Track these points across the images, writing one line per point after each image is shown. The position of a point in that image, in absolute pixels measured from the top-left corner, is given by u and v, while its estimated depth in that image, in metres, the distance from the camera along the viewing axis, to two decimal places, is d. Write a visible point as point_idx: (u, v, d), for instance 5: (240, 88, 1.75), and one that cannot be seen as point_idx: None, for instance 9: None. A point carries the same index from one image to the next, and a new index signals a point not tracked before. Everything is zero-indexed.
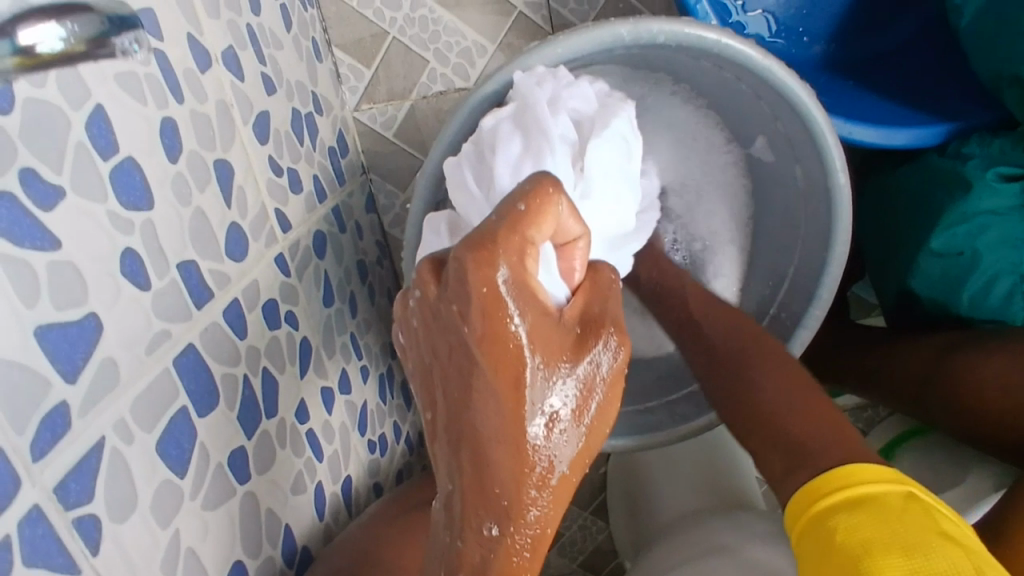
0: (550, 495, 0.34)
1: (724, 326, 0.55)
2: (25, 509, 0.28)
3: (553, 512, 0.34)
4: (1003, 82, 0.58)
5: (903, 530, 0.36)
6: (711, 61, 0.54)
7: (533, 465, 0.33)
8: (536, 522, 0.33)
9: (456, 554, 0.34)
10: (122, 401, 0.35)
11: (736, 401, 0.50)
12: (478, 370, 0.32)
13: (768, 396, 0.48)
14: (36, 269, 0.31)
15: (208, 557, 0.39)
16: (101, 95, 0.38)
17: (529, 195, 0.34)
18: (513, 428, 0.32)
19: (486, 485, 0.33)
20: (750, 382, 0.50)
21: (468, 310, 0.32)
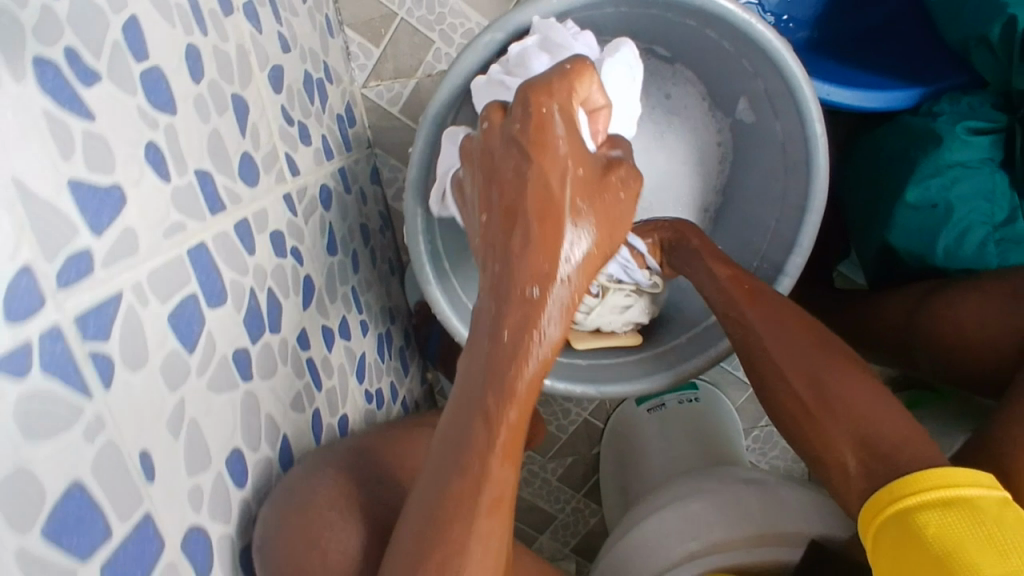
0: (581, 273, 0.41)
1: (766, 303, 0.58)
2: (48, 324, 0.30)
3: (580, 291, 0.41)
4: (971, 44, 0.59)
5: (998, 535, 0.40)
6: (696, 18, 0.59)
7: (570, 245, 0.40)
8: (569, 294, 0.40)
9: (498, 321, 0.40)
10: (140, 268, 0.38)
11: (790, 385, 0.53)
12: (528, 161, 0.40)
13: (833, 386, 0.51)
14: (73, 131, 0.34)
15: (209, 434, 0.41)
16: (136, 7, 0.42)
17: (575, 60, 0.44)
18: (553, 207, 0.40)
19: (525, 255, 0.40)
20: (803, 361, 0.53)
21: (526, 125, 0.41)
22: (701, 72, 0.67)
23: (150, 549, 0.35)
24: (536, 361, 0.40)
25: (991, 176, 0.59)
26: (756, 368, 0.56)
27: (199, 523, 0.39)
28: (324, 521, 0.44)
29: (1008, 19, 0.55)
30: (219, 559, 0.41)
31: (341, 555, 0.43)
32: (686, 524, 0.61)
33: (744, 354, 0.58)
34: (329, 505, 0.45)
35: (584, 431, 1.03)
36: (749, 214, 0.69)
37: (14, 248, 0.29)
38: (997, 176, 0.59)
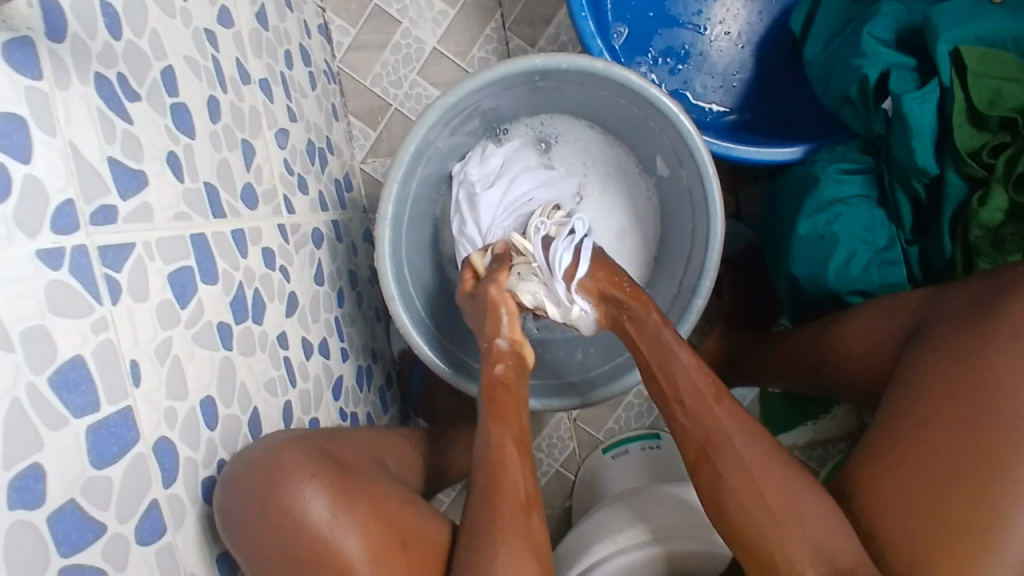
0: (506, 310, 0.71)
1: (730, 405, 0.61)
2: (78, 243, 0.42)
3: (510, 315, 0.72)
4: (839, 103, 0.74)
5: None
6: (612, 88, 0.74)
7: (499, 301, 0.72)
8: (507, 320, 0.71)
9: (491, 357, 0.71)
10: (152, 233, 0.50)
11: (754, 481, 0.56)
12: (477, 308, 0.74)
13: (804, 498, 0.55)
14: (115, 127, 0.48)
15: (190, 374, 0.51)
16: (173, 61, 0.57)
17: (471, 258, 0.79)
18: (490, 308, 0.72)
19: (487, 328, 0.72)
20: (769, 462, 0.57)
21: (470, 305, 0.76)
22: (625, 135, 0.83)
23: (127, 436, 0.43)
24: (501, 369, 0.70)
25: (868, 212, 0.72)
26: (713, 456, 0.59)
27: (169, 438, 0.48)
28: (281, 471, 0.53)
29: (860, 82, 0.70)
30: (182, 476, 0.49)
31: (295, 495, 0.53)
32: (627, 511, 0.69)
33: (694, 442, 0.60)
34: (293, 459, 0.55)
35: (556, 483, 1.05)
36: (675, 252, 0.81)
37: (64, 185, 0.42)
38: (873, 212, 0.72)
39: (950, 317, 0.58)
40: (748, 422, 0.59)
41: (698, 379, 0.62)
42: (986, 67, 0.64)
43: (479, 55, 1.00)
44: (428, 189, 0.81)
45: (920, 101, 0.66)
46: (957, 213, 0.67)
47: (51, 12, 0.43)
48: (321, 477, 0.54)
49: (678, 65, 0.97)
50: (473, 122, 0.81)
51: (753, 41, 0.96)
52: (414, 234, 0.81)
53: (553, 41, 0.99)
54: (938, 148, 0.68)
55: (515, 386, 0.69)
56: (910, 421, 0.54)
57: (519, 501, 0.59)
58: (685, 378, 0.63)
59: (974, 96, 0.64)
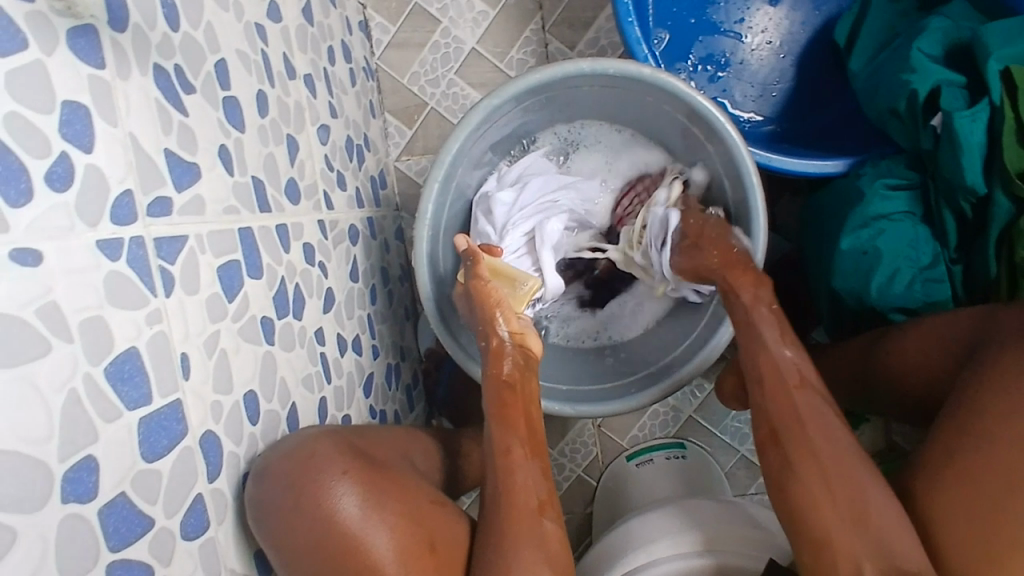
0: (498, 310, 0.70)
1: (811, 394, 0.61)
2: (134, 233, 0.42)
3: (504, 316, 0.70)
4: (886, 117, 0.73)
5: None
6: (656, 95, 0.74)
7: (488, 296, 0.71)
8: (504, 320, 0.70)
9: (493, 356, 0.69)
10: (203, 225, 0.50)
11: (819, 475, 0.56)
12: (472, 310, 0.72)
13: (872, 496, 0.54)
14: (173, 118, 0.48)
15: (235, 367, 0.51)
16: (226, 55, 0.58)
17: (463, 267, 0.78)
18: (486, 306, 0.71)
19: (486, 326, 0.70)
20: (842, 454, 0.57)
21: (468, 309, 0.73)
22: (664, 140, 0.83)
23: (175, 429, 0.43)
24: (501, 364, 0.68)
25: (912, 228, 0.70)
26: (785, 439, 0.59)
27: (214, 431, 0.48)
28: (316, 465, 0.53)
29: (908, 98, 0.69)
30: (226, 469, 0.49)
31: (328, 493, 0.52)
32: (655, 525, 0.68)
33: (765, 431, 0.61)
34: (326, 455, 0.55)
35: (578, 489, 1.05)
36: None
37: (124, 176, 0.42)
38: (918, 229, 0.70)
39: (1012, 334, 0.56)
40: (826, 412, 0.60)
41: (786, 364, 0.63)
42: None
43: (517, 56, 0.99)
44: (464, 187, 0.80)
45: (971, 117, 0.64)
46: (1004, 234, 0.65)
47: (113, 3, 0.43)
48: (352, 474, 0.54)
49: (717, 73, 0.96)
50: (507, 128, 0.80)
51: (794, 51, 0.95)
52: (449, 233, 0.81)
53: (592, 45, 0.99)
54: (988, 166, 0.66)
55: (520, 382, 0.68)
56: (973, 433, 0.53)
57: (527, 507, 0.59)
58: (767, 365, 0.63)
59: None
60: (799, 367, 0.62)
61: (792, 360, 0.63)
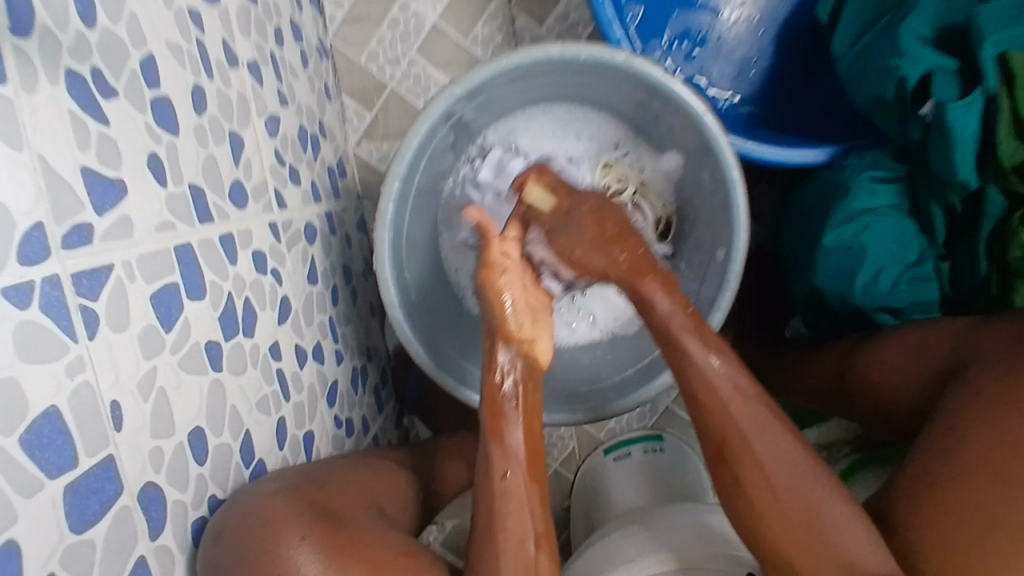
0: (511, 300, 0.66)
1: (748, 399, 0.58)
2: (50, 271, 0.36)
3: (513, 312, 0.66)
4: (873, 104, 0.70)
5: None
6: (631, 81, 0.69)
7: (499, 285, 0.66)
8: (509, 312, 0.65)
9: (492, 363, 0.64)
10: (131, 250, 0.44)
11: (771, 492, 0.55)
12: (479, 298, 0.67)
13: (829, 511, 0.53)
14: (88, 130, 0.42)
15: (176, 406, 0.46)
16: (154, 48, 0.51)
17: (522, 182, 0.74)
18: (496, 299, 0.66)
19: (494, 327, 0.65)
20: (791, 471, 0.55)
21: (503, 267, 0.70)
22: (640, 124, 0.78)
23: (110, 489, 0.39)
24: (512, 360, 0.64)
25: (899, 223, 0.68)
26: (728, 457, 0.57)
27: (156, 482, 0.43)
28: (271, 532, 0.48)
29: (898, 84, 0.65)
30: (171, 522, 0.45)
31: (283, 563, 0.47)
32: (642, 539, 0.65)
33: (711, 443, 0.59)
34: (278, 519, 0.49)
35: (554, 483, 1.03)
36: (694, 256, 0.77)
37: (32, 207, 0.36)
38: (905, 224, 0.68)
39: (994, 359, 0.55)
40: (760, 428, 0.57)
41: (713, 373, 0.60)
42: None
43: (482, 32, 0.93)
44: (431, 180, 0.76)
45: (965, 110, 0.61)
46: (996, 231, 0.63)
47: (16, 5, 0.38)
48: (312, 540, 0.49)
49: (693, 50, 0.91)
50: (474, 116, 0.74)
51: (774, 27, 0.90)
52: (420, 232, 0.76)
53: (562, 20, 0.93)
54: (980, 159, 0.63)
55: (520, 396, 0.63)
56: (947, 457, 0.52)
57: (512, 543, 0.56)
58: (696, 372, 0.60)
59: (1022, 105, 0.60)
60: (724, 379, 0.59)
61: (711, 367, 0.60)
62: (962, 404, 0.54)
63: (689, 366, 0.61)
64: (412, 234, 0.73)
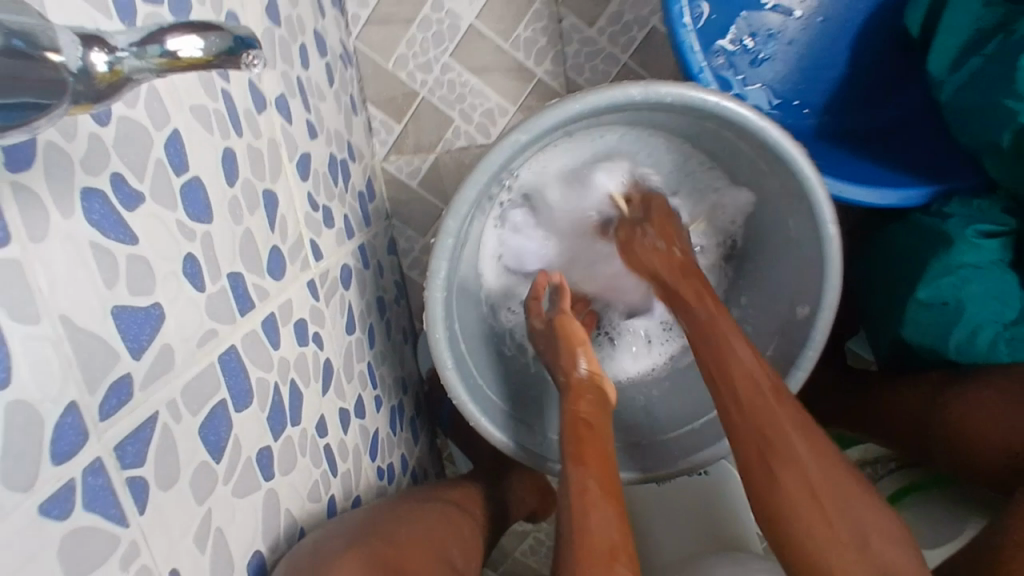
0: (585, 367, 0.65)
1: (791, 407, 0.56)
2: (89, 459, 0.31)
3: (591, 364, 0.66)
4: (982, 148, 0.65)
5: None
6: (713, 121, 0.62)
7: (578, 344, 0.66)
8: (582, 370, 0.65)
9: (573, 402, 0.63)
10: (174, 385, 0.39)
11: (807, 481, 0.52)
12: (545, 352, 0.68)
13: (858, 513, 0.51)
14: (117, 257, 0.36)
15: (233, 542, 0.42)
16: (179, 121, 0.44)
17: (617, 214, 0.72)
18: (572, 342, 0.66)
19: (570, 353, 0.66)
20: (830, 472, 0.53)
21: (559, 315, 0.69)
22: (705, 154, 0.71)
23: None
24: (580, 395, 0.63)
25: (1001, 277, 0.64)
26: (768, 459, 0.54)
27: None
28: None
29: (1016, 128, 0.61)
30: None
31: None
32: None
33: (750, 438, 0.55)
34: None
35: None
36: (763, 300, 0.71)
37: (62, 387, 0.30)
38: (1007, 277, 0.64)
39: None
40: (796, 426, 0.55)
41: (756, 374, 0.57)
42: None
43: (525, 35, 0.84)
44: (488, 222, 0.70)
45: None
46: None
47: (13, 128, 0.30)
48: None
49: (759, 54, 0.81)
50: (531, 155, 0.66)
51: (852, 29, 0.81)
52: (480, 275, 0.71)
53: (614, 21, 0.83)
54: None
55: (599, 422, 0.62)
56: None
57: (599, 551, 0.49)
58: (745, 379, 0.57)
59: None
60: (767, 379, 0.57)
61: (753, 368, 0.58)
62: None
63: (745, 376, 0.57)
64: (468, 283, 0.68)
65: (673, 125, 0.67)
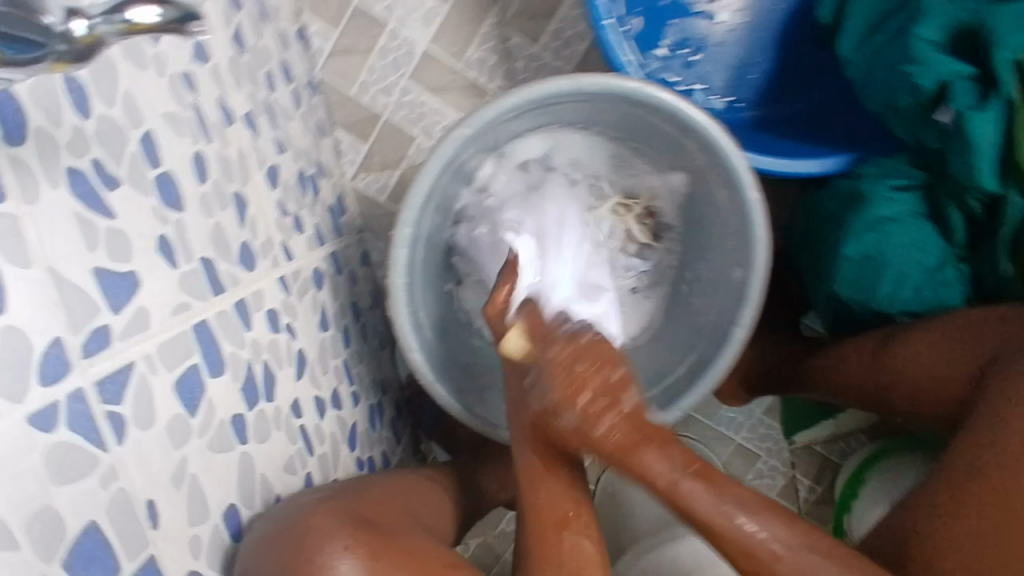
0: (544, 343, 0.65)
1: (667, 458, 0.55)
2: (72, 386, 0.36)
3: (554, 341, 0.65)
4: (886, 112, 0.71)
5: None
6: (639, 108, 0.69)
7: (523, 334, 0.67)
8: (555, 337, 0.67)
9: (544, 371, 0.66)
10: (151, 342, 0.44)
11: (735, 536, 0.53)
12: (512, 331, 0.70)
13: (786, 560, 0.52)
14: (97, 227, 0.41)
15: (209, 490, 0.46)
16: (152, 124, 0.50)
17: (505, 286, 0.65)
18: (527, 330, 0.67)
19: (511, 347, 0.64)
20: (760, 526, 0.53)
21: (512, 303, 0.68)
22: (641, 142, 0.78)
23: None
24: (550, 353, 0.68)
25: (917, 228, 0.69)
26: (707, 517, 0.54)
27: (196, 569, 0.44)
28: (316, 540, 0.50)
29: (912, 92, 0.67)
30: None
31: (326, 565, 0.48)
32: None
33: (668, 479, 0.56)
34: (324, 530, 0.51)
35: None
36: (706, 273, 0.77)
37: (48, 324, 0.36)
38: (922, 228, 0.69)
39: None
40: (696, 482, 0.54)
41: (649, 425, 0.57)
42: None
43: (476, 55, 0.92)
44: (444, 215, 0.76)
45: (985, 117, 0.62)
46: (1017, 236, 0.65)
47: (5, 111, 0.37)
48: (356, 549, 0.50)
49: (691, 57, 0.90)
50: (478, 149, 0.72)
51: (773, 29, 0.90)
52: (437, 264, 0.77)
53: (556, 38, 0.92)
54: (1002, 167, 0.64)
55: None
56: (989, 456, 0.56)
57: (551, 519, 0.58)
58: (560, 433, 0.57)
59: None
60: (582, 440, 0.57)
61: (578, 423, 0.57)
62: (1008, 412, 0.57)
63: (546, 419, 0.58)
64: (429, 273, 0.74)
65: (610, 116, 0.74)
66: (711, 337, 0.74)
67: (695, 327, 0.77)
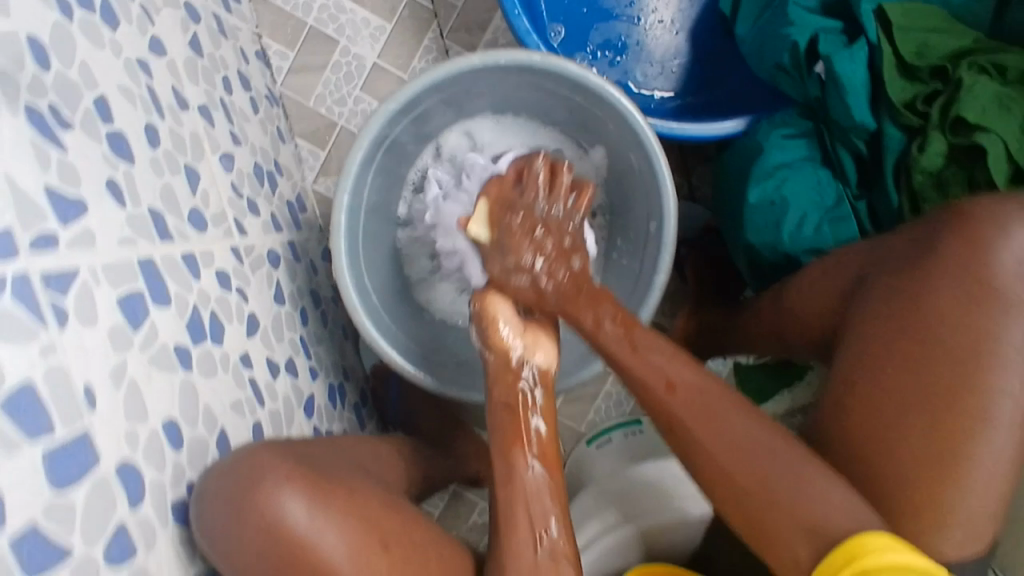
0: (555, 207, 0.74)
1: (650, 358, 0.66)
2: (18, 269, 0.41)
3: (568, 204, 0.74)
4: (775, 74, 0.79)
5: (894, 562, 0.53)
6: (551, 80, 0.77)
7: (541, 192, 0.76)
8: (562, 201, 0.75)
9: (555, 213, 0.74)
10: (96, 258, 0.49)
11: (684, 418, 0.63)
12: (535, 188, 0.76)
13: (716, 426, 0.62)
14: (50, 155, 0.48)
15: (148, 398, 0.51)
16: (106, 90, 0.58)
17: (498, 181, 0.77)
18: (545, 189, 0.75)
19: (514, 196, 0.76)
20: (694, 406, 0.63)
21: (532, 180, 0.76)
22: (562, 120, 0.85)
23: (86, 460, 0.43)
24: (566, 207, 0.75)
25: (811, 172, 0.77)
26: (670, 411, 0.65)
27: (132, 461, 0.48)
28: (258, 472, 0.57)
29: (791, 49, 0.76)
30: (148, 496, 0.50)
31: (273, 495, 0.56)
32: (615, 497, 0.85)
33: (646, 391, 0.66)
34: (259, 464, 0.57)
35: None
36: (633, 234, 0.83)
37: None
38: (816, 171, 0.77)
39: (894, 263, 0.66)
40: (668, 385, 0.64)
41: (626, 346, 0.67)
42: (909, 23, 0.72)
43: (419, 65, 1.01)
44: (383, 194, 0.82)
45: (851, 59, 0.72)
46: (899, 164, 0.73)
47: None
48: (294, 476, 0.58)
49: (615, 57, 0.99)
50: (410, 128, 0.80)
51: (687, 26, 0.99)
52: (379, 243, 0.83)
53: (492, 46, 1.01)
54: (874, 101, 0.74)
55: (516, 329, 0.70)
56: (877, 356, 0.63)
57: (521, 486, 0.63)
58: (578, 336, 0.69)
59: (901, 48, 0.72)
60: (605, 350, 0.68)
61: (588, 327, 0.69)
62: (868, 332, 0.65)
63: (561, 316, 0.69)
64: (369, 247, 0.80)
65: (529, 95, 0.82)
66: (638, 290, 0.79)
67: (626, 284, 0.82)
